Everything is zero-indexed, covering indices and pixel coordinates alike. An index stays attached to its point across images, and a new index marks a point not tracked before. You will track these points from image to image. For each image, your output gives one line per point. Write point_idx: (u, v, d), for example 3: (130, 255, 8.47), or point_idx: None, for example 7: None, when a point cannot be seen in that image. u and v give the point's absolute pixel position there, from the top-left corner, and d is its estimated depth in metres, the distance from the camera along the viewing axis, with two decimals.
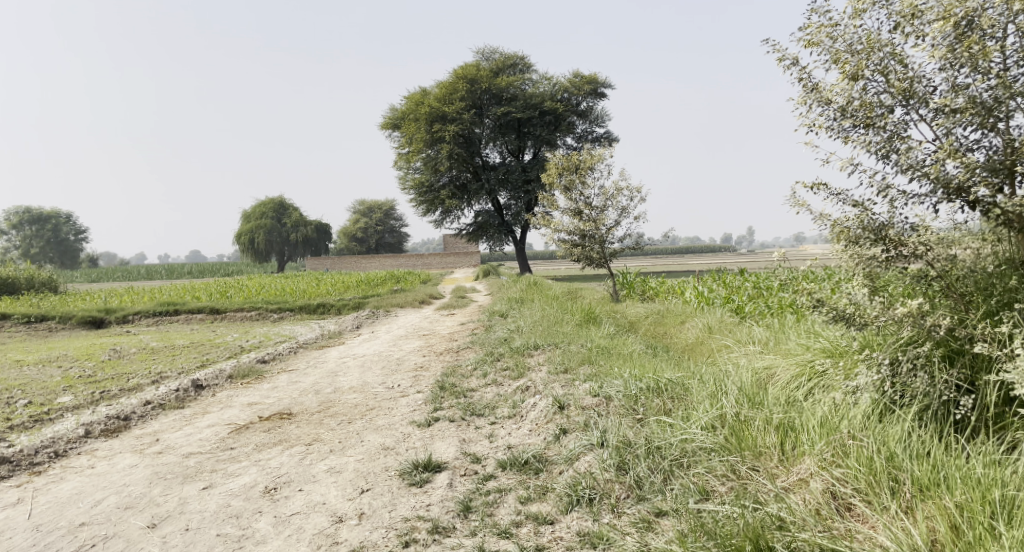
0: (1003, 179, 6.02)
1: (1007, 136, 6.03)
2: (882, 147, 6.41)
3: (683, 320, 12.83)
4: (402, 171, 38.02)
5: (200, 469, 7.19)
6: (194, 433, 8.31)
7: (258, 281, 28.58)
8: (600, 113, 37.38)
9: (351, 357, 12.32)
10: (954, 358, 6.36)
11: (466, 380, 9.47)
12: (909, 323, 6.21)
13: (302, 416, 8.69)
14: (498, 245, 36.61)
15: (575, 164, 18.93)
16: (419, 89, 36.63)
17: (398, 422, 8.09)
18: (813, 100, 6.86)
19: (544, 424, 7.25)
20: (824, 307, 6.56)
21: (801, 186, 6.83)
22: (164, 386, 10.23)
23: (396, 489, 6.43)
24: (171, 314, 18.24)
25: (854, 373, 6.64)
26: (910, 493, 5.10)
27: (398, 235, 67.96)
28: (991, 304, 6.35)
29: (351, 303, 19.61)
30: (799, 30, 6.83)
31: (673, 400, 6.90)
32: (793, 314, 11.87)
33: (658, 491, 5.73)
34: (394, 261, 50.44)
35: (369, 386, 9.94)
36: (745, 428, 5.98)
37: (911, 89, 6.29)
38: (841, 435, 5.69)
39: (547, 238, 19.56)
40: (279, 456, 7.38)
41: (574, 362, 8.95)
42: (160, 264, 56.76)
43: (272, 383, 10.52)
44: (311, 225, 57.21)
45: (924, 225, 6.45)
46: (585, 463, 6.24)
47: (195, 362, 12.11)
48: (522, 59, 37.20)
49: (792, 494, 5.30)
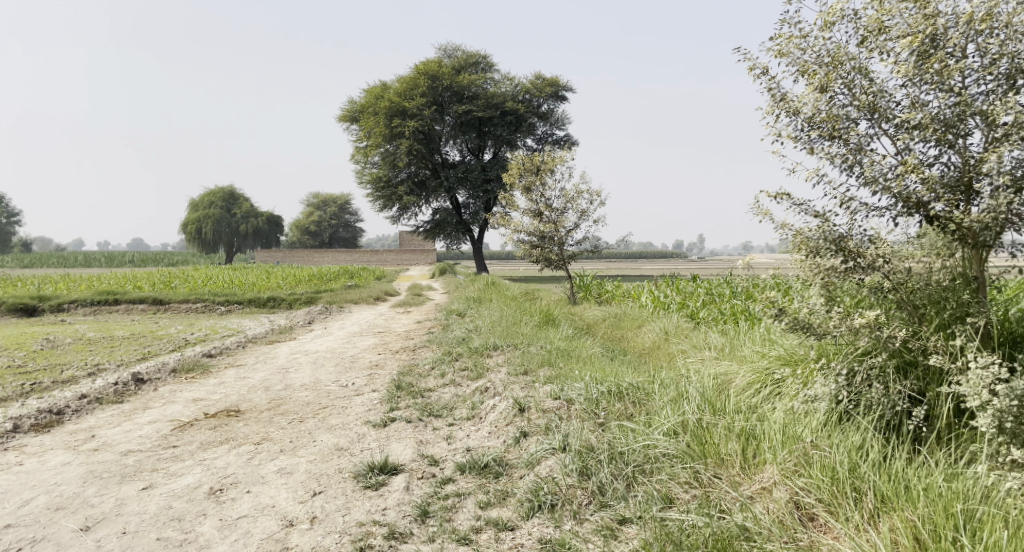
0: (960, 197, 6.03)
1: (964, 154, 6.06)
2: (847, 159, 6.40)
3: (640, 324, 12.82)
4: (359, 165, 37.53)
5: (139, 468, 6.83)
6: (133, 429, 7.92)
7: (205, 272, 27.67)
8: (560, 116, 37.47)
9: (303, 353, 11.99)
10: (908, 370, 6.39)
11: (423, 379, 9.26)
12: (866, 334, 6.24)
13: (250, 414, 8.35)
14: (456, 244, 36.26)
15: (535, 165, 18.83)
16: (379, 83, 36.19)
17: (353, 422, 7.84)
18: (780, 110, 6.82)
19: (503, 427, 7.10)
20: (784, 316, 6.55)
21: (765, 195, 6.78)
22: (102, 379, 9.76)
23: (350, 492, 6.19)
24: (110, 304, 17.53)
25: (811, 382, 6.64)
26: (873, 504, 5.07)
27: (352, 230, 67.00)
28: (944, 317, 6.33)
29: (303, 297, 19.16)
30: (768, 39, 6.80)
31: (635, 405, 6.81)
32: (748, 321, 11.96)
33: (621, 497, 5.62)
34: (348, 256, 49.69)
35: (321, 383, 9.64)
36: (707, 435, 5.91)
37: (875, 104, 6.29)
38: (804, 444, 5.64)
39: (507, 238, 19.39)
40: (225, 455, 7.06)
41: (534, 364, 8.81)
42: (100, 252, 54.71)
43: (219, 378, 10.13)
44: (263, 218, 56.06)
45: (882, 238, 6.46)
46: (546, 467, 6.10)
47: (136, 354, 11.62)
48: (484, 58, 37.06)
49: (756, 503, 5.24)
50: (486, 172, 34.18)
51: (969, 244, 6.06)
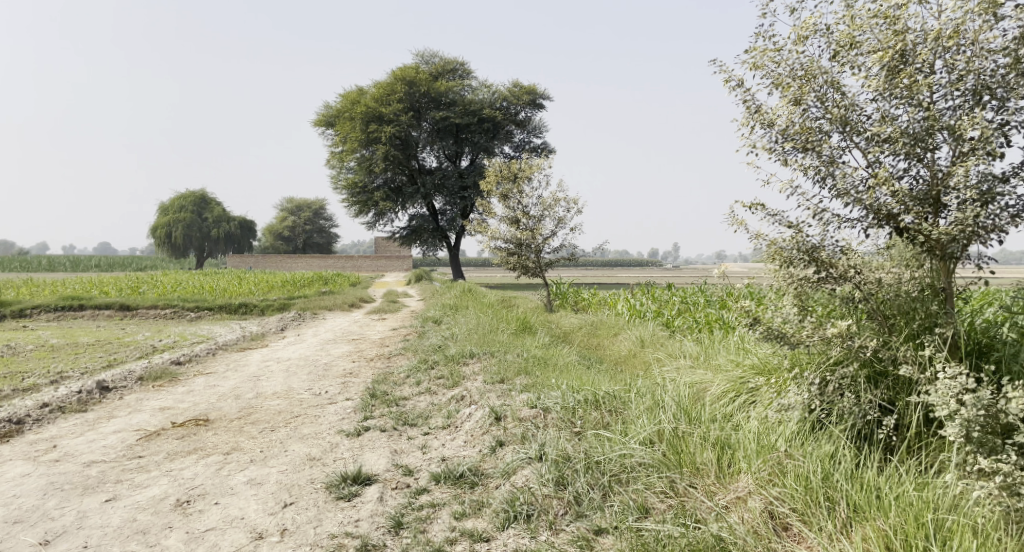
0: (929, 209, 6.10)
1: (933, 168, 6.15)
2: (820, 171, 6.47)
3: (616, 332, 12.84)
4: (334, 170, 37.32)
5: (102, 479, 6.67)
6: (97, 439, 7.74)
7: (175, 278, 27.27)
8: (538, 123, 37.60)
9: (275, 360, 11.84)
10: (878, 380, 6.45)
11: (398, 387, 9.18)
12: (838, 344, 6.29)
13: (219, 423, 8.21)
14: (432, 251, 36.10)
15: (513, 172, 18.86)
16: (356, 88, 36.05)
17: (326, 431, 7.74)
18: (755, 122, 6.88)
19: (479, 436, 7.05)
20: (758, 326, 6.59)
21: (740, 205, 6.83)
22: (65, 387, 9.54)
23: (323, 503, 6.10)
24: (74, 309, 17.19)
25: (784, 391, 6.67)
26: (845, 513, 5.10)
27: (327, 236, 66.46)
28: (913, 328, 6.43)
29: (276, 303, 18.94)
30: (743, 52, 6.86)
31: (611, 413, 6.79)
32: (723, 329, 12.05)
33: (597, 507, 5.58)
34: (322, 262, 49.27)
35: (294, 391, 9.52)
36: (683, 444, 5.91)
37: (847, 117, 6.37)
38: (778, 454, 5.66)
39: (484, 245, 19.37)
40: (192, 466, 6.92)
41: (511, 372, 8.77)
42: (66, 256, 53.65)
43: (187, 386, 9.95)
44: (234, 223, 55.48)
45: (853, 249, 6.53)
46: (522, 477, 6.06)
47: (101, 362, 11.38)
48: (462, 65, 37.10)
49: (731, 512, 5.23)
50: (463, 179, 34.15)
51: (937, 256, 6.14)
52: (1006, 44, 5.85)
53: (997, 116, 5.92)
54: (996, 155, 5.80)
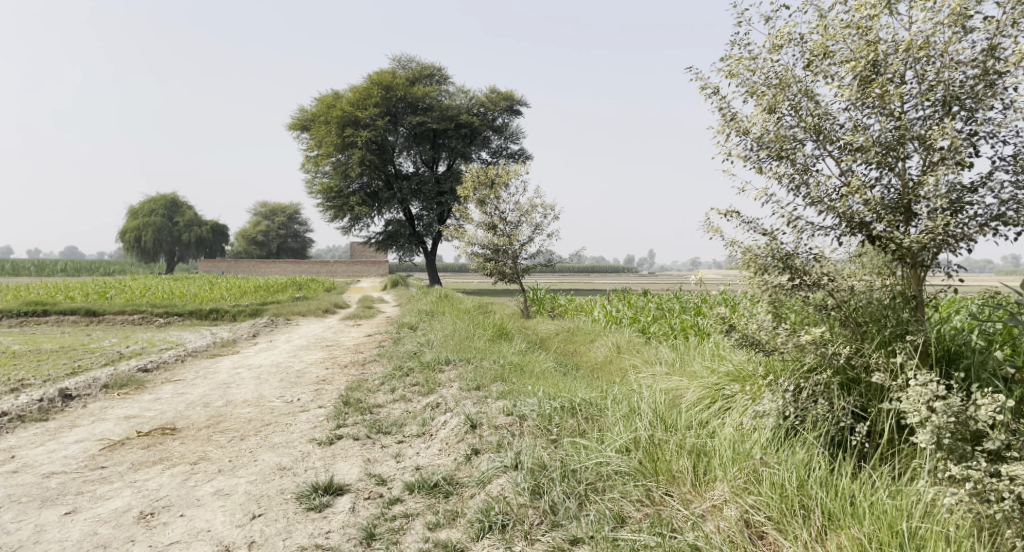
0: (900, 218, 6.13)
1: (904, 177, 6.19)
2: (794, 179, 6.49)
3: (592, 339, 12.81)
4: (309, 174, 37.04)
5: (63, 491, 6.51)
6: (58, 450, 7.54)
7: (144, 283, 26.75)
8: (515, 129, 37.62)
9: (246, 367, 11.65)
10: (851, 386, 6.46)
11: (372, 395, 9.06)
12: (811, 351, 6.29)
13: (186, 432, 8.04)
14: (408, 256, 35.80)
15: (490, 178, 18.81)
16: (332, 92, 35.86)
17: (297, 440, 7.60)
18: (731, 130, 6.89)
19: (454, 444, 6.98)
20: (734, 333, 6.60)
21: (715, 212, 6.84)
22: (26, 395, 9.31)
23: (292, 515, 5.98)
24: (39, 315, 16.82)
25: (759, 398, 6.65)
26: (820, 521, 5.08)
27: (301, 240, 65.86)
28: (885, 335, 6.39)
29: (248, 309, 18.67)
30: (719, 60, 6.88)
31: (587, 421, 6.74)
32: (698, 335, 12.10)
33: (573, 517, 5.52)
34: (296, 267, 48.78)
35: (265, 399, 9.36)
36: (659, 452, 5.86)
37: (820, 126, 6.40)
38: (753, 461, 5.63)
39: (461, 251, 19.26)
40: (158, 476, 6.77)
41: (487, 379, 8.70)
42: (32, 260, 52.52)
43: (154, 394, 9.75)
44: (206, 227, 54.81)
45: (826, 257, 6.54)
46: (497, 486, 5.98)
47: (64, 369, 11.12)
48: (439, 70, 37.04)
49: (707, 521, 5.20)
50: (440, 185, 34.04)
51: (908, 264, 6.19)
52: (975, 55, 5.93)
53: (966, 126, 5.98)
54: (966, 165, 5.85)
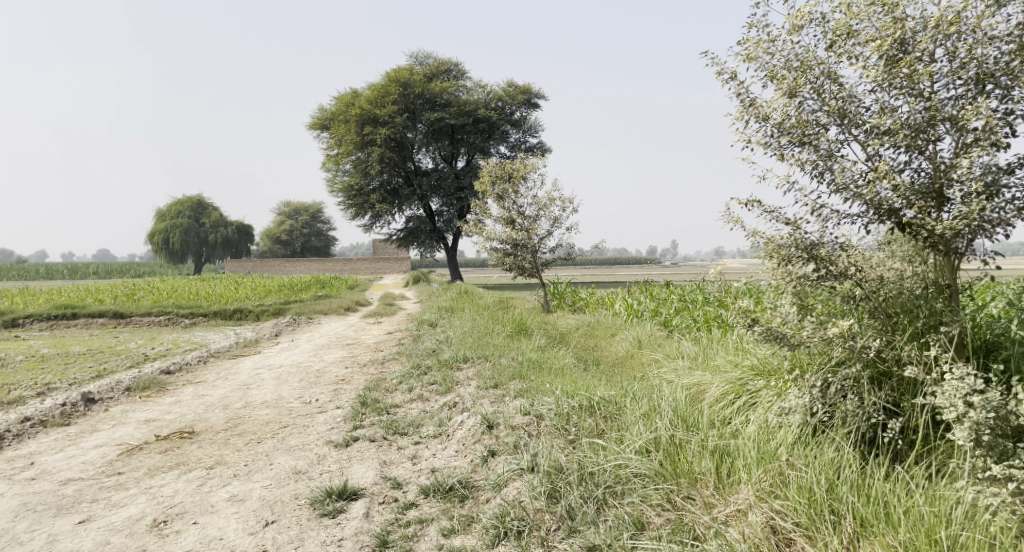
0: (933, 203, 5.82)
1: (935, 160, 5.88)
2: (818, 165, 6.20)
3: (613, 333, 12.60)
4: (331, 173, 37.12)
5: (78, 498, 6.45)
6: (77, 455, 7.50)
7: (171, 284, 26.97)
8: (534, 123, 37.36)
9: (266, 368, 11.58)
10: (882, 381, 6.16)
11: (390, 395, 8.92)
12: (839, 344, 6.00)
13: (204, 435, 7.97)
14: (430, 252, 35.68)
15: (508, 172, 18.59)
16: (350, 91, 35.82)
17: (313, 442, 7.49)
18: (750, 116, 6.62)
19: (470, 445, 6.81)
20: (757, 327, 6.30)
21: (736, 202, 6.59)
22: (50, 399, 9.31)
23: (305, 521, 5.86)
24: (67, 318, 16.94)
25: (785, 394, 6.37)
26: (852, 528, 4.82)
27: (324, 239, 66.21)
28: (917, 326, 6.10)
29: (270, 308, 18.66)
30: (736, 44, 6.61)
31: (606, 420, 6.53)
32: (721, 327, 11.83)
33: (590, 522, 5.32)
34: (320, 265, 48.98)
35: (284, 400, 9.27)
36: (680, 454, 5.63)
37: (845, 109, 6.10)
38: (779, 463, 5.36)
39: (480, 246, 19.10)
40: (173, 482, 6.68)
41: (505, 377, 8.53)
42: (63, 264, 53.18)
43: (175, 397, 9.70)
44: (232, 228, 55.27)
45: (853, 246, 6.26)
46: (513, 489, 5.81)
47: (90, 372, 11.13)
48: (456, 66, 36.88)
49: (731, 528, 4.97)
50: (459, 180, 33.92)
51: (941, 252, 5.87)
52: (1010, 30, 5.61)
53: (1000, 104, 5.67)
54: (1002, 146, 5.54)
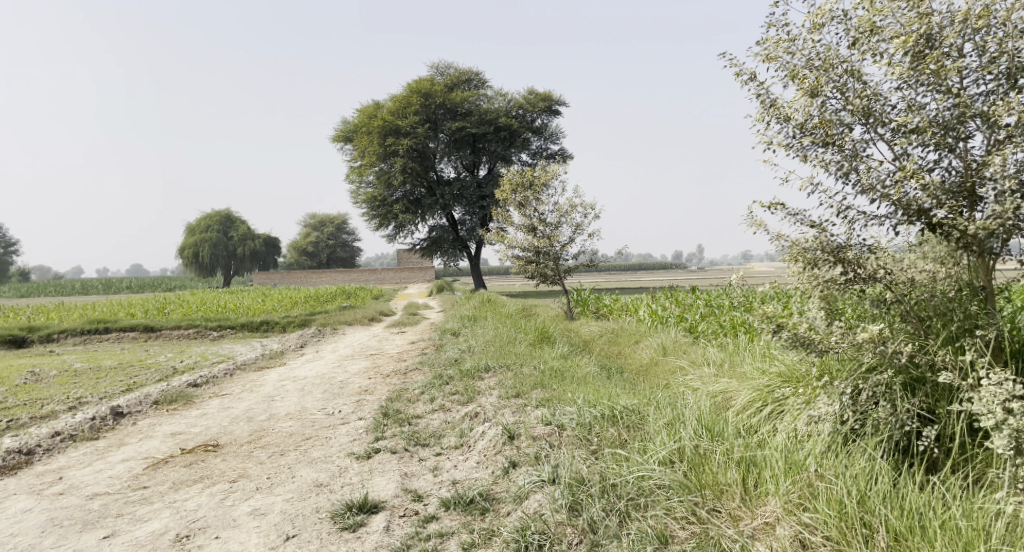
0: (964, 202, 5.63)
1: (966, 158, 5.70)
2: (843, 166, 6.05)
3: (637, 340, 12.44)
4: (354, 185, 37.37)
5: (104, 513, 6.47)
6: (104, 469, 7.55)
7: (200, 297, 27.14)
8: (556, 130, 37.30)
9: (291, 379, 11.61)
10: (915, 387, 5.96)
11: (412, 405, 8.87)
12: (869, 349, 5.82)
13: (229, 448, 7.98)
14: (453, 261, 35.73)
15: (529, 180, 18.53)
16: (372, 102, 36.02)
17: (335, 454, 7.45)
18: (771, 117, 6.49)
19: (492, 456, 6.73)
20: (783, 332, 6.13)
21: (759, 205, 6.47)
22: (80, 414, 9.40)
23: (326, 535, 5.81)
24: (100, 332, 17.16)
25: (814, 401, 6.19)
26: (886, 542, 4.66)
27: (350, 249, 66.71)
28: (951, 330, 5.90)
29: (296, 320, 18.77)
30: (756, 44, 6.49)
31: (629, 430, 6.41)
32: (747, 333, 11.64)
33: (613, 536, 5.21)
34: (345, 276, 49.31)
35: (307, 412, 9.26)
36: (705, 464, 5.50)
37: (869, 108, 5.95)
38: (808, 474, 5.20)
39: (502, 254, 19.02)
40: (196, 496, 6.68)
41: (527, 386, 8.44)
42: (96, 279, 54.02)
43: (201, 410, 9.75)
44: (259, 241, 56.02)
45: (882, 247, 6.09)
46: (535, 502, 5.71)
47: (120, 385, 11.24)
48: (477, 75, 36.95)
49: (758, 542, 4.83)
50: (482, 189, 33.94)
51: (975, 252, 5.68)
52: None
53: None
54: None
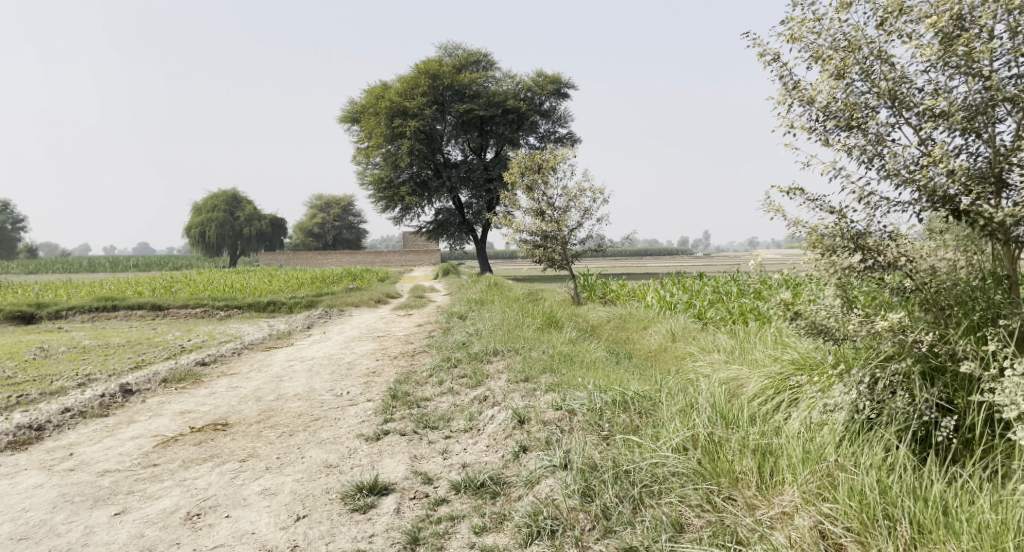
0: (991, 189, 5.53)
1: (993, 144, 5.60)
2: (867, 150, 5.94)
3: (645, 326, 12.37)
4: (361, 166, 37.23)
5: (114, 490, 6.47)
6: (114, 446, 7.55)
7: (208, 276, 27.20)
8: (564, 113, 37.03)
9: (299, 359, 11.61)
10: (934, 377, 5.88)
11: (420, 388, 8.83)
12: (888, 338, 5.74)
13: (238, 427, 7.97)
14: (459, 244, 35.64)
15: (538, 163, 18.38)
16: (380, 83, 35.78)
17: (345, 435, 7.44)
18: (793, 99, 6.38)
19: (501, 440, 6.70)
20: (799, 319, 6.07)
21: (777, 190, 6.38)
22: (89, 390, 9.40)
23: (336, 516, 5.80)
24: (108, 310, 17.17)
25: (829, 389, 6.13)
26: (909, 534, 4.61)
27: (356, 231, 66.62)
28: (973, 319, 5.82)
29: (303, 300, 18.75)
30: (780, 24, 6.37)
31: (640, 416, 6.36)
32: (756, 320, 11.57)
33: (626, 523, 5.19)
34: (351, 258, 49.29)
35: (315, 393, 9.24)
36: (719, 451, 5.46)
37: (896, 90, 5.83)
38: (827, 464, 5.16)
39: (510, 238, 18.91)
40: (206, 474, 6.67)
41: (535, 370, 8.40)
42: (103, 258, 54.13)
43: (210, 388, 9.74)
44: (265, 222, 56.06)
45: (903, 235, 6.01)
46: (546, 487, 5.68)
47: (129, 363, 11.25)
48: (485, 57, 36.64)
49: (777, 531, 4.79)
50: (489, 172, 33.77)
51: (1000, 241, 5.60)
52: None
53: None
54: None
